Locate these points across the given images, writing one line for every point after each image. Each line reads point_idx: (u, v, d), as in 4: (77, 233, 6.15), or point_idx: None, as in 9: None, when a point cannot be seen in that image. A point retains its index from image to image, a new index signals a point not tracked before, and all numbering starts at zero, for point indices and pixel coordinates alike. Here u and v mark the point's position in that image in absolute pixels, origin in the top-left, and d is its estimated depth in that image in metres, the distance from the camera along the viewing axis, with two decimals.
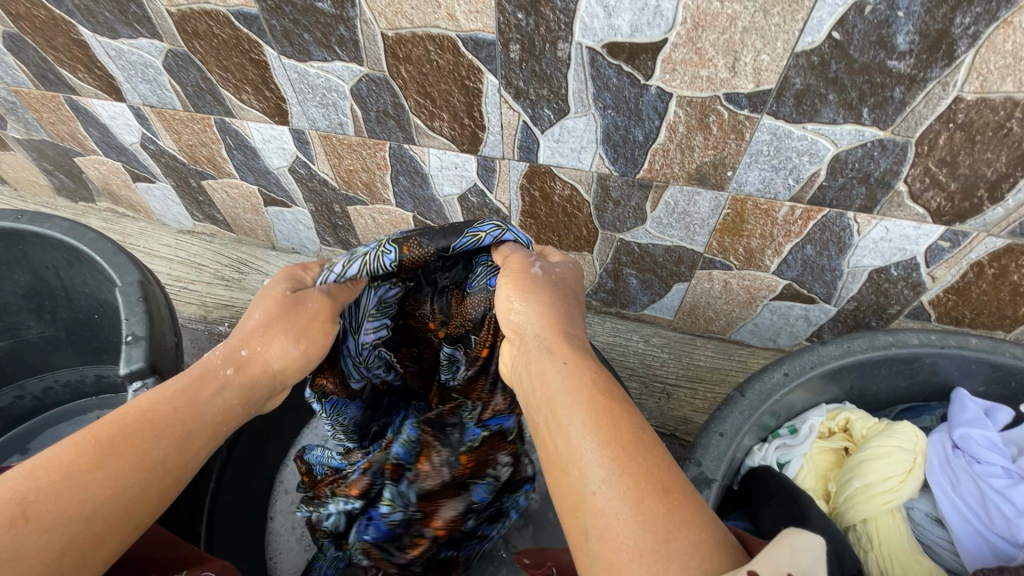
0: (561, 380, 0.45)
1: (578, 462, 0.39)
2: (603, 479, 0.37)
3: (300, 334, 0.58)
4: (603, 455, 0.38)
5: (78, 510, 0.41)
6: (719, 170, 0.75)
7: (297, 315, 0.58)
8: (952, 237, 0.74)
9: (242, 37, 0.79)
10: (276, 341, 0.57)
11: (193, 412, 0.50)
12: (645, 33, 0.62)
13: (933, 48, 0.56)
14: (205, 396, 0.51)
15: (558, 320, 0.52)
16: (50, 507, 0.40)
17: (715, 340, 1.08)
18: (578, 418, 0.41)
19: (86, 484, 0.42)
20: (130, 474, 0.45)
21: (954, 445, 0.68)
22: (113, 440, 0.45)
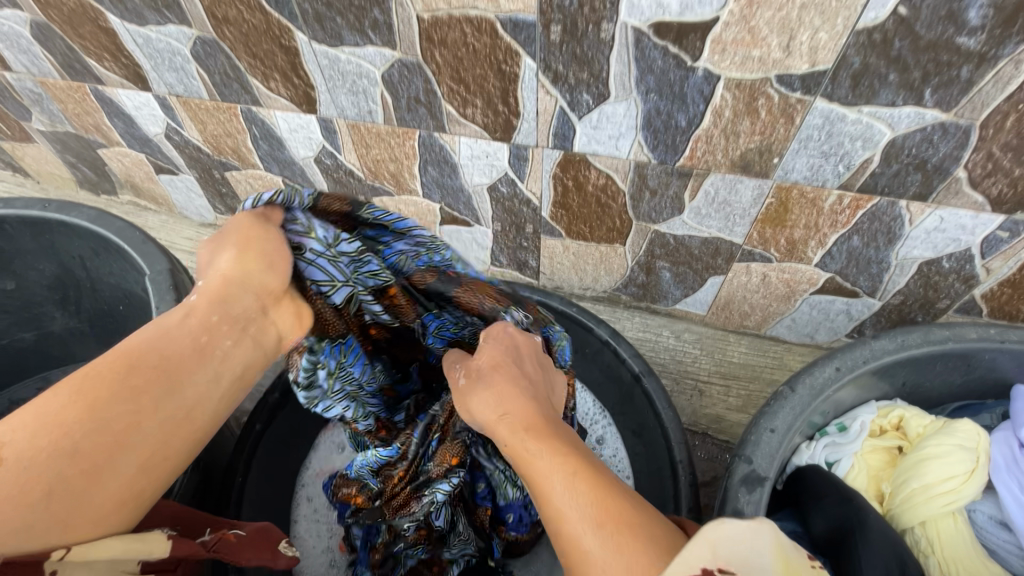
0: (513, 432, 0.49)
1: (550, 508, 0.42)
2: (571, 511, 0.40)
3: (248, 245, 0.49)
4: (567, 492, 0.41)
5: (58, 449, 0.39)
6: (765, 157, 0.73)
7: (238, 228, 0.50)
8: (1011, 227, 0.70)
9: (273, 22, 0.78)
10: (223, 258, 0.49)
11: (170, 342, 0.45)
12: (696, 11, 0.60)
13: (1009, 22, 0.52)
14: (178, 322, 0.46)
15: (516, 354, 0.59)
16: (22, 452, 0.38)
17: (749, 337, 1.05)
18: (540, 459, 0.45)
19: (56, 427, 0.39)
20: (107, 410, 0.41)
21: (1021, 444, 0.64)
22: (86, 380, 0.41)
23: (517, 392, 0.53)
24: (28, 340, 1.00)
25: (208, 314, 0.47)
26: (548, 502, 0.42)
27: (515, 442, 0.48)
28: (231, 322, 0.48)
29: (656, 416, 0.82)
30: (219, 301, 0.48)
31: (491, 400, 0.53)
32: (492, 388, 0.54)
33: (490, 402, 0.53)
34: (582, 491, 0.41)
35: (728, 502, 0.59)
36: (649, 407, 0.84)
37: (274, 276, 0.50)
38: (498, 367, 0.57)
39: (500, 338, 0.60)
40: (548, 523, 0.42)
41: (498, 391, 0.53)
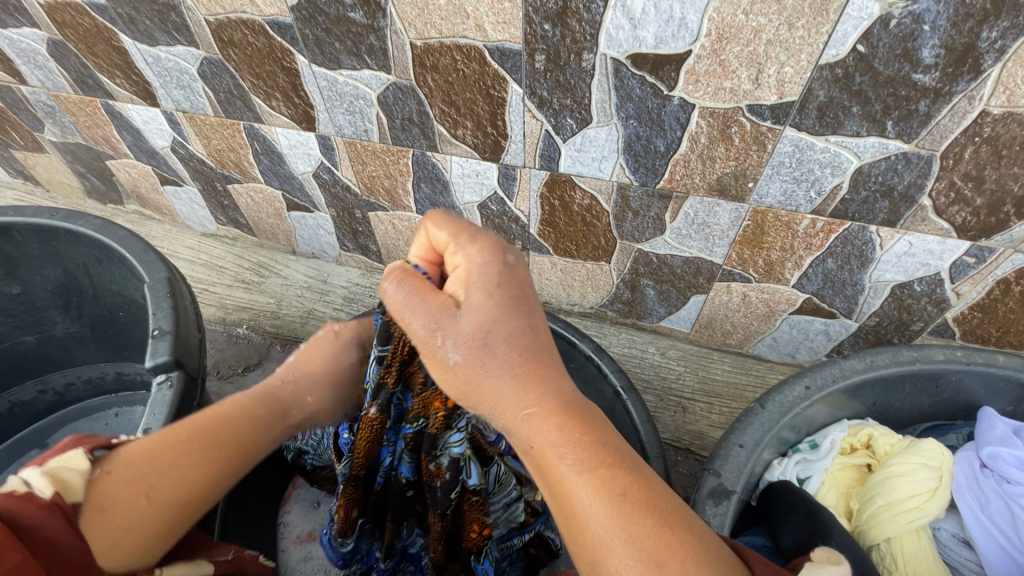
0: (542, 429, 0.43)
1: (587, 535, 0.40)
2: (606, 531, 0.39)
3: (345, 383, 0.72)
4: (612, 526, 0.39)
5: (178, 500, 0.52)
6: (740, 182, 0.76)
7: (340, 368, 0.72)
8: (977, 252, 0.73)
9: (276, 46, 0.82)
10: (336, 393, 0.72)
11: (256, 424, 0.62)
12: (670, 45, 0.64)
13: (960, 61, 0.56)
14: (275, 418, 0.64)
15: (519, 302, 0.48)
16: (164, 488, 0.51)
17: (732, 355, 1.07)
18: (575, 476, 0.41)
19: (181, 473, 0.53)
20: (214, 478, 0.55)
21: (982, 463, 0.66)
22: (208, 441, 0.56)
23: (545, 375, 0.45)
24: (29, 343, 1.03)
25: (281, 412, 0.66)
26: (586, 529, 0.40)
27: (546, 444, 0.43)
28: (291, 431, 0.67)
29: (635, 430, 0.83)
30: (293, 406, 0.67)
31: (509, 391, 0.44)
32: (512, 375, 0.45)
33: (514, 392, 0.44)
34: (629, 526, 0.39)
35: (695, 514, 0.61)
36: (629, 422, 0.85)
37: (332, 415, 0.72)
38: (516, 339, 0.46)
39: (484, 270, 0.49)
40: (569, 527, 0.42)
41: (522, 383, 0.45)
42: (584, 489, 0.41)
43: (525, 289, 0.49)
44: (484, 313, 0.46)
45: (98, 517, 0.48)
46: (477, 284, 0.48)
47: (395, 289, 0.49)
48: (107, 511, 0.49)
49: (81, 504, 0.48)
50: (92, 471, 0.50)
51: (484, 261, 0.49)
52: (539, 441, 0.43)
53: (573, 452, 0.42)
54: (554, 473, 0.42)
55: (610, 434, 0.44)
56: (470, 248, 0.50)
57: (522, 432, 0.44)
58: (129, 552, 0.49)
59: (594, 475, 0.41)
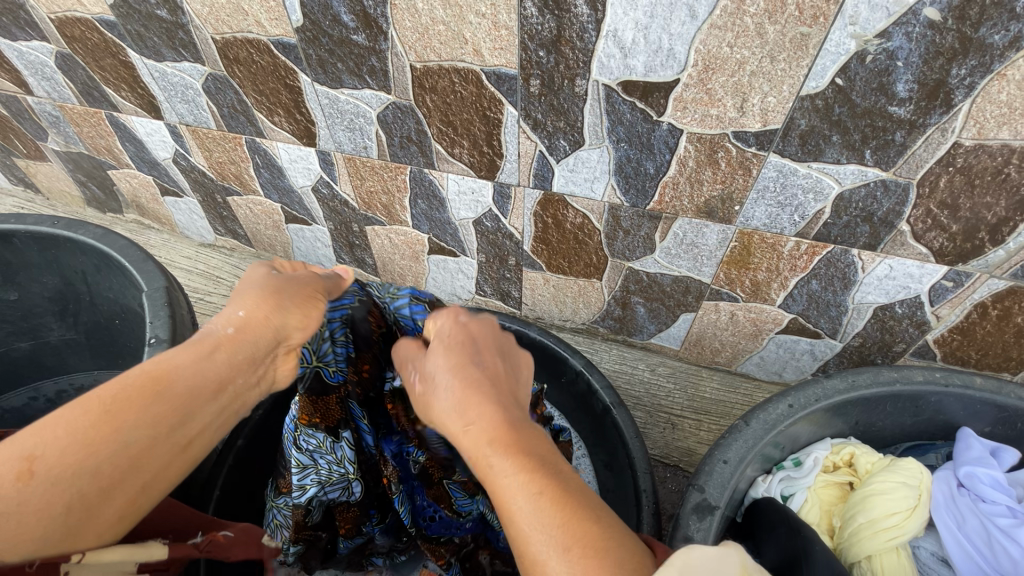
0: (475, 443, 0.44)
1: (520, 538, 0.38)
2: (526, 524, 0.38)
3: (281, 296, 0.55)
4: (537, 525, 0.38)
5: (83, 465, 0.41)
6: (726, 205, 0.78)
7: (269, 282, 0.57)
8: (955, 276, 0.75)
9: (279, 64, 0.85)
10: (273, 312, 0.54)
11: (197, 369, 0.48)
12: (659, 73, 0.66)
13: (932, 96, 0.59)
14: (210, 358, 0.49)
15: (469, 347, 0.54)
16: (56, 461, 0.40)
17: (720, 372, 1.09)
18: (501, 478, 0.41)
19: (80, 443, 0.41)
20: (128, 432, 0.43)
21: (960, 483, 0.68)
22: (116, 397, 0.43)
23: (481, 394, 0.47)
24: (23, 349, 1.04)
25: (230, 353, 0.50)
26: (514, 526, 0.39)
27: (481, 455, 0.43)
28: (251, 362, 0.51)
29: (624, 445, 0.85)
30: (245, 341, 0.52)
31: (452, 408, 0.47)
32: (455, 393, 0.48)
33: (453, 406, 0.47)
34: (547, 519, 0.38)
35: (679, 529, 0.62)
36: (618, 437, 0.87)
37: (294, 328, 0.55)
38: (453, 371, 0.50)
39: (452, 329, 0.56)
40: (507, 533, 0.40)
41: (460, 400, 0.47)
42: (509, 494, 0.40)
43: (476, 339, 0.55)
44: (439, 353, 0.53)
45: None
46: (445, 332, 0.56)
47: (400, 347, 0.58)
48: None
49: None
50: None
51: (447, 325, 0.57)
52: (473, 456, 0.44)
53: (497, 463, 0.42)
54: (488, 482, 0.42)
55: (535, 448, 0.43)
56: (442, 318, 0.58)
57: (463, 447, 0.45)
58: (17, 538, 0.39)
59: (519, 481, 0.40)
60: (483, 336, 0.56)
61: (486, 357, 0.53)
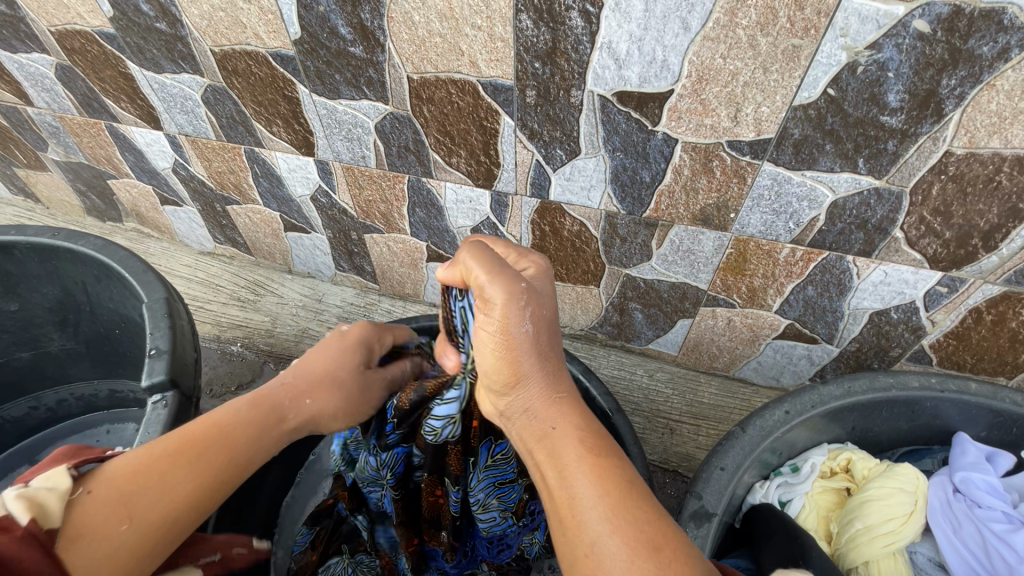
0: (564, 417, 0.48)
1: (580, 511, 0.42)
2: (591, 506, 0.42)
3: (333, 386, 0.63)
4: (603, 511, 0.42)
5: (166, 515, 0.49)
6: (722, 213, 0.79)
7: (326, 366, 0.64)
8: (949, 282, 0.76)
9: (278, 75, 0.85)
10: (326, 398, 0.62)
11: (259, 435, 0.57)
12: (653, 84, 0.67)
13: (923, 105, 0.59)
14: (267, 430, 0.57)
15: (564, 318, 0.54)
16: (148, 509, 0.49)
17: (719, 378, 1.09)
18: (579, 458, 0.45)
19: (168, 493, 0.50)
20: (195, 483, 0.51)
21: (955, 488, 0.68)
22: (197, 454, 0.52)
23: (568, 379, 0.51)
24: (24, 360, 1.04)
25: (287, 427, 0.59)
26: (580, 504, 0.42)
27: (565, 433, 0.47)
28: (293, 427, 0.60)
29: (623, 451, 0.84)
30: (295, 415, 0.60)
31: (546, 378, 0.49)
32: (549, 365, 0.50)
33: (545, 372, 0.49)
34: (623, 509, 0.41)
35: None
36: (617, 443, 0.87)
37: (336, 402, 0.63)
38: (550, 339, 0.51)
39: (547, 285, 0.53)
40: (564, 503, 0.43)
41: (549, 378, 0.50)
42: (582, 471, 0.44)
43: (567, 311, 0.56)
44: (546, 304, 0.50)
45: (77, 543, 0.45)
46: (546, 285, 0.53)
47: (469, 264, 0.50)
48: (86, 536, 0.46)
49: (58, 529, 0.45)
50: (76, 490, 0.48)
51: (543, 274, 0.53)
52: (556, 427, 0.47)
53: (579, 446, 0.46)
54: (561, 454, 0.46)
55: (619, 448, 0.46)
56: (537, 263, 0.54)
57: (545, 417, 0.48)
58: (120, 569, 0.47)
59: (595, 468, 0.44)
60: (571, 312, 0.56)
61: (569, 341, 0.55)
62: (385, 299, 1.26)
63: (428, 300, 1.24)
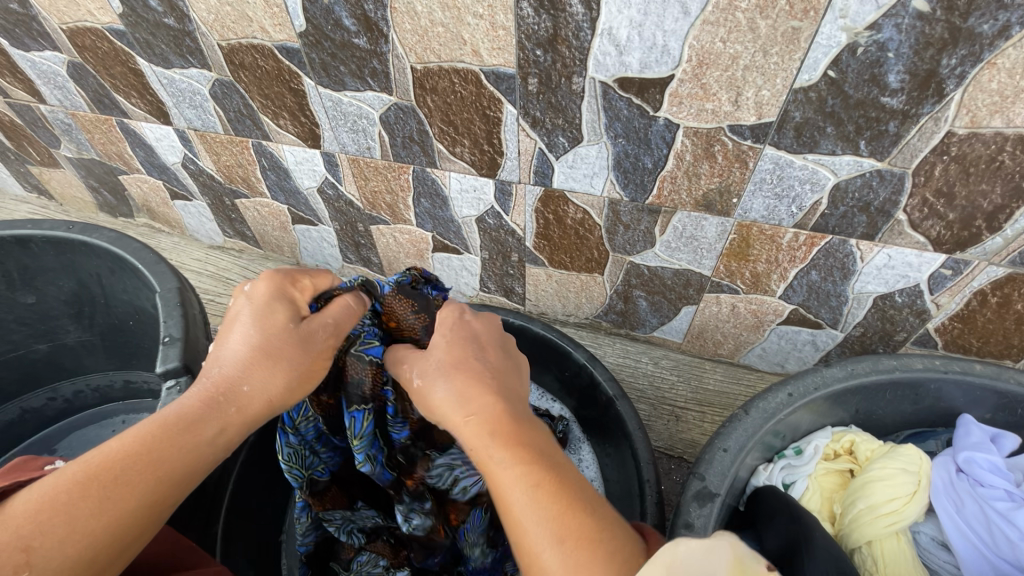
0: (479, 432, 0.45)
1: (512, 521, 0.41)
2: (519, 514, 0.40)
3: (262, 363, 0.49)
4: (530, 507, 0.40)
5: (77, 555, 0.39)
6: (724, 198, 0.79)
7: (240, 349, 0.50)
8: (953, 265, 0.76)
9: (284, 68, 0.87)
10: (263, 376, 0.49)
11: (195, 440, 0.46)
12: (654, 69, 0.67)
13: (924, 86, 0.59)
14: (206, 436, 0.46)
15: (467, 342, 0.54)
16: (52, 551, 0.38)
17: (724, 364, 1.10)
18: (502, 469, 0.42)
19: (77, 525, 0.40)
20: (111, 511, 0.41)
21: (958, 468, 0.69)
22: (109, 479, 0.42)
23: (482, 387, 0.48)
24: (41, 352, 1.07)
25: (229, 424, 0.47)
26: (512, 515, 0.41)
27: (481, 447, 0.44)
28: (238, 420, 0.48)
29: (628, 436, 0.85)
30: (232, 408, 0.48)
31: (454, 397, 0.48)
32: (457, 385, 0.49)
33: (455, 399, 0.48)
34: (543, 512, 0.40)
35: (680, 516, 0.63)
36: (622, 428, 0.87)
37: (275, 381, 0.50)
38: (447, 361, 0.51)
39: (455, 327, 0.55)
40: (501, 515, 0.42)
41: (462, 391, 0.48)
42: (506, 480, 0.42)
43: (478, 336, 0.55)
44: (439, 350, 0.53)
45: None
46: (448, 328, 0.55)
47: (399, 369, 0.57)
48: None
49: None
50: None
51: (443, 326, 0.56)
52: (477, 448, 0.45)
53: (499, 451, 0.43)
54: (490, 471, 0.43)
55: (544, 447, 0.45)
56: (448, 312, 0.58)
57: (460, 437, 0.46)
58: None
59: (516, 471, 0.42)
60: (488, 334, 0.56)
61: (488, 351, 0.54)
62: None
63: None
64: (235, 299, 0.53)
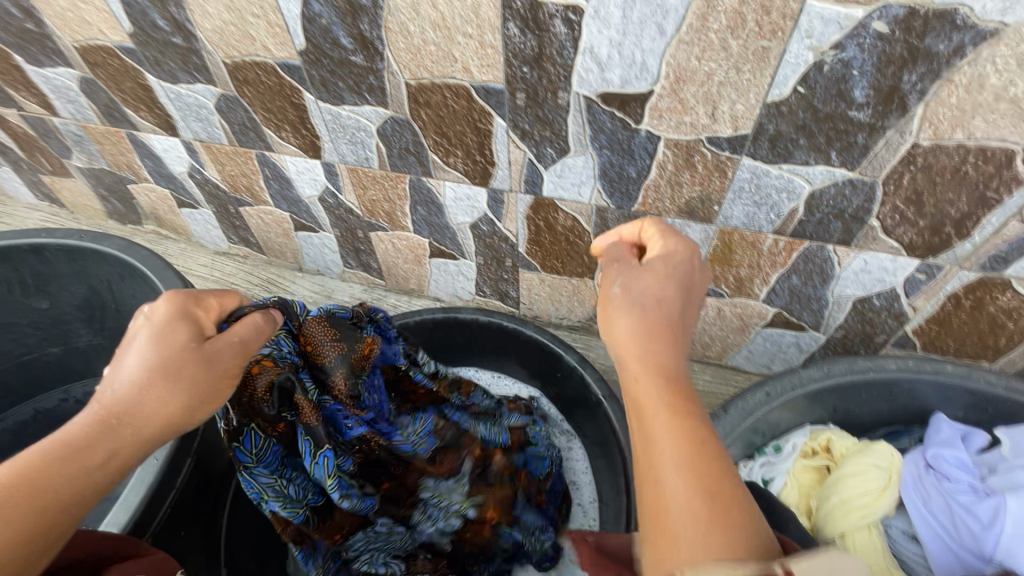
0: (647, 383, 0.48)
1: (656, 473, 0.45)
2: (668, 473, 0.44)
3: (157, 381, 0.51)
4: (680, 481, 0.43)
5: None
6: (706, 206, 0.83)
7: (135, 370, 0.51)
8: (927, 269, 0.79)
9: (285, 84, 0.91)
10: (158, 393, 0.51)
11: (90, 456, 0.47)
12: (634, 85, 0.71)
13: (887, 101, 0.63)
14: (102, 453, 0.48)
15: (671, 282, 0.54)
16: None
17: (712, 366, 1.13)
18: (660, 425, 0.46)
19: None
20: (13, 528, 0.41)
21: (927, 464, 0.72)
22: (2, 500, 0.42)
23: (669, 344, 0.51)
24: (55, 355, 1.11)
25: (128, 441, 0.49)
26: (658, 473, 0.44)
27: (647, 399, 0.48)
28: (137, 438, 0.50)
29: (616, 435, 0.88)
30: (131, 426, 0.50)
31: (635, 334, 0.51)
32: (645, 329, 0.51)
33: (631, 336, 0.51)
34: (690, 483, 0.43)
35: None
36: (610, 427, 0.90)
37: (174, 398, 0.51)
38: (636, 303, 0.53)
39: (663, 261, 0.56)
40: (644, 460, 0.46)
41: (644, 335, 0.51)
42: (663, 437, 0.45)
43: (688, 287, 0.55)
44: (643, 280, 0.54)
45: None
46: (664, 263, 0.56)
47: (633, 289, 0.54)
48: None
49: None
50: None
51: (652, 258, 0.57)
52: (640, 394, 0.49)
53: (665, 407, 0.47)
54: (647, 423, 0.47)
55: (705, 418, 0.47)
56: (686, 248, 0.57)
57: (626, 376, 0.50)
58: None
59: (676, 430, 0.45)
60: (685, 279, 0.55)
61: (681, 305, 0.53)
62: (391, 294, 1.32)
63: (432, 295, 1.29)
64: (130, 324, 0.54)
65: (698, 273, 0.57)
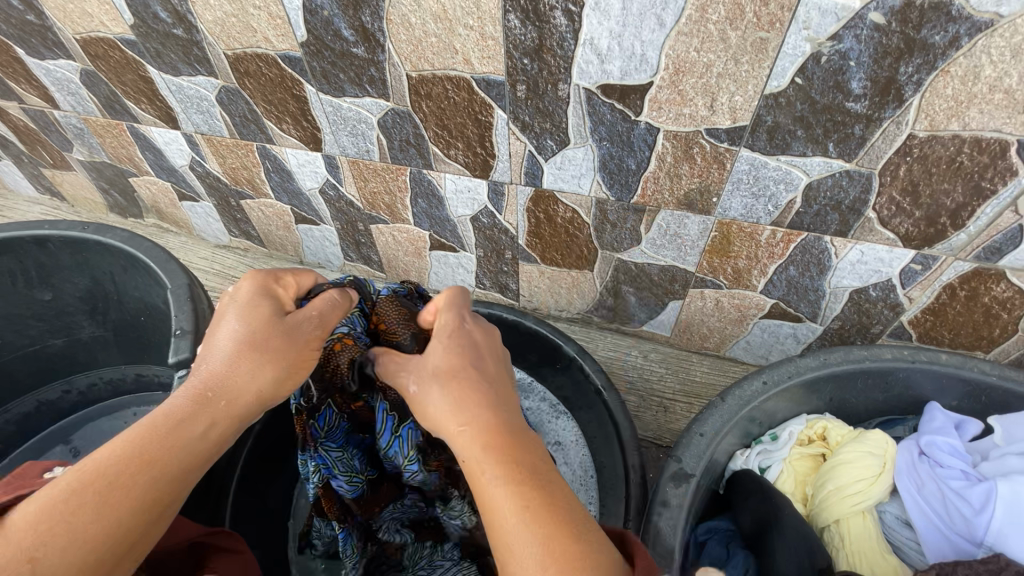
0: (471, 443, 0.49)
1: (497, 525, 0.45)
2: (508, 523, 0.44)
3: (244, 357, 0.53)
4: (519, 527, 0.44)
5: (85, 557, 0.42)
6: (705, 197, 0.84)
7: (218, 349, 0.53)
8: (922, 260, 0.80)
9: (286, 75, 0.91)
10: (245, 368, 0.53)
11: (186, 437, 0.49)
12: (634, 77, 0.72)
13: (884, 92, 0.63)
14: (194, 434, 0.50)
15: (469, 351, 0.56)
16: (57, 556, 0.41)
17: (710, 357, 1.14)
18: (493, 482, 0.46)
19: (81, 526, 0.43)
20: (114, 512, 0.44)
21: (920, 451, 0.73)
22: (108, 483, 0.45)
23: (479, 400, 0.51)
24: (58, 346, 1.12)
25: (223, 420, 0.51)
26: (498, 525, 0.45)
27: (473, 458, 0.48)
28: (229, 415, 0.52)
29: (615, 426, 0.89)
30: (221, 404, 0.52)
31: (451, 404, 0.51)
32: (463, 389, 0.52)
33: (447, 407, 0.51)
34: (530, 527, 0.44)
35: (658, 494, 0.67)
36: (608, 416, 0.91)
37: (259, 377, 0.53)
38: (442, 364, 0.54)
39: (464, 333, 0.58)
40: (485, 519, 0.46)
41: (460, 401, 0.51)
42: (497, 488, 0.46)
43: (480, 347, 0.57)
44: (445, 352, 0.56)
45: None
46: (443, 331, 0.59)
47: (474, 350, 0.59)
48: None
49: None
50: None
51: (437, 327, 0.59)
52: (469, 456, 0.48)
53: (491, 460, 0.47)
54: (479, 479, 0.47)
55: (534, 458, 0.48)
56: (451, 313, 0.61)
57: (455, 445, 0.50)
58: None
59: (507, 482, 0.46)
60: (482, 341, 0.58)
61: (489, 361, 0.56)
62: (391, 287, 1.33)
63: (433, 288, 1.30)
64: (220, 301, 0.58)
65: (491, 333, 0.60)
